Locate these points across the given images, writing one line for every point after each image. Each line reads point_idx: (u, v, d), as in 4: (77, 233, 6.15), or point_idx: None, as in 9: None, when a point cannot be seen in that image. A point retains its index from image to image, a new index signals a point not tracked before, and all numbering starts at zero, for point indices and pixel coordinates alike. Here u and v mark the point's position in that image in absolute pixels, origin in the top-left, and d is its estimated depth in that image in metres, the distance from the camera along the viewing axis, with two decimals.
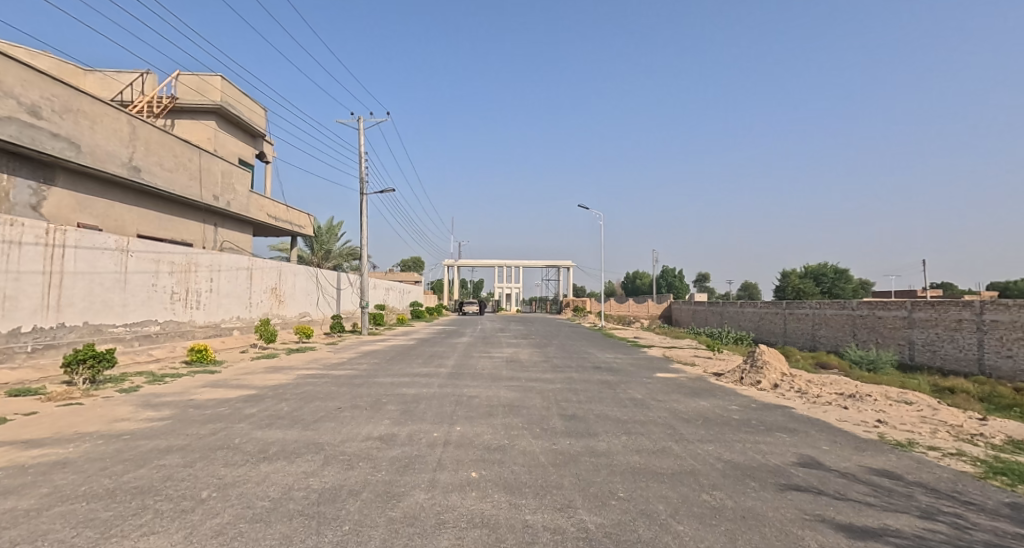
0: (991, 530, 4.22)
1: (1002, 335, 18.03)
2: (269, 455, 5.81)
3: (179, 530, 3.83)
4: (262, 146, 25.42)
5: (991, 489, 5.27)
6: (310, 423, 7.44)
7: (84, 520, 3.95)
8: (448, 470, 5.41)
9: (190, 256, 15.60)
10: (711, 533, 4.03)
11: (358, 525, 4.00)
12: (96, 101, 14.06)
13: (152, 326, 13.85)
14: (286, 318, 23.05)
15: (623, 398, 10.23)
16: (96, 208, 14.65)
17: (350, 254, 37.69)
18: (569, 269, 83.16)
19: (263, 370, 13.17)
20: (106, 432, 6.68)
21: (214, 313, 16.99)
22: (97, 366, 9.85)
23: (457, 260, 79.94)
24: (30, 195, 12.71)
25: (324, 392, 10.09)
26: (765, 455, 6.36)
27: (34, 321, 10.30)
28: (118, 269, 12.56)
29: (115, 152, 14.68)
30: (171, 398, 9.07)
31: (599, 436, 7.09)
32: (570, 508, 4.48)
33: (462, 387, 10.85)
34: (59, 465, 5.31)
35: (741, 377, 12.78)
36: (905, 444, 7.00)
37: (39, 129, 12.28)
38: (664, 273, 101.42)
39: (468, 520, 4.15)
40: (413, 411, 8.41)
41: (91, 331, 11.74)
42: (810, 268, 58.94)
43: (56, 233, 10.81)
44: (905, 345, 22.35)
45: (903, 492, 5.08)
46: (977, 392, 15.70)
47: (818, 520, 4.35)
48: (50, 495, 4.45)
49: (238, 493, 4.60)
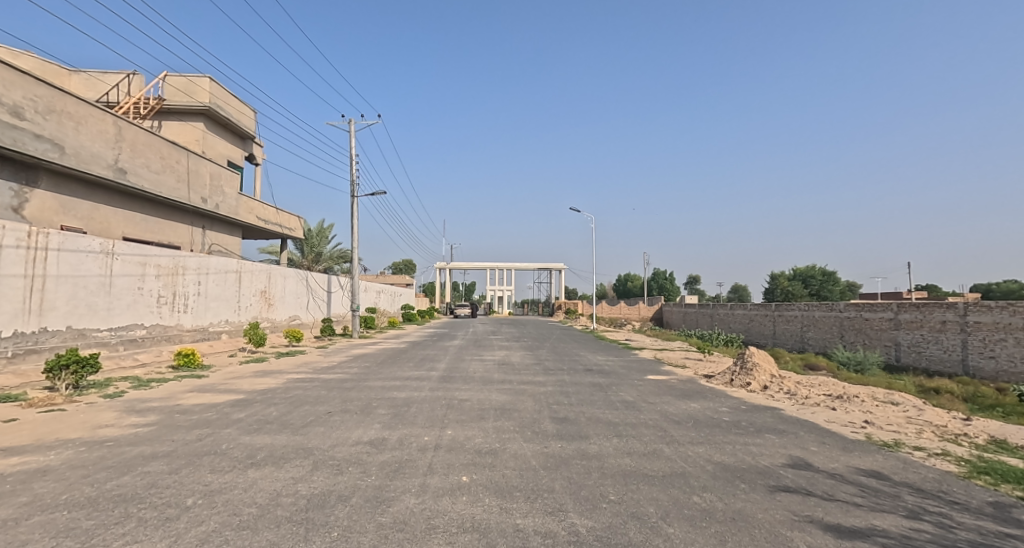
0: (975, 530, 4.24)
1: (985, 336, 18.26)
2: (256, 461, 5.73)
3: (163, 538, 3.76)
4: (251, 147, 25.15)
5: (976, 488, 5.31)
6: (299, 428, 7.35)
7: (65, 529, 3.86)
8: (439, 475, 5.37)
9: (177, 258, 15.42)
10: (702, 536, 4.01)
11: (347, 531, 3.94)
12: (82, 102, 13.93)
13: (137, 331, 13.65)
14: (275, 321, 22.89)
15: (614, 400, 10.24)
16: (81, 210, 14.44)
17: (340, 257, 37.41)
18: (562, 272, 83.56)
19: (252, 374, 13.03)
20: (88, 439, 6.55)
21: (202, 316, 16.79)
22: (80, 371, 9.69)
23: (451, 264, 80.30)
24: (12, 197, 12.51)
25: (313, 396, 10.03)
26: (755, 456, 6.38)
27: (15, 325, 10.13)
28: (102, 273, 12.38)
29: (100, 153, 14.54)
30: (156, 403, 8.96)
31: (591, 439, 7.09)
32: (561, 512, 4.45)
33: (454, 391, 10.81)
34: (39, 473, 5.21)
35: (731, 379, 12.86)
36: (892, 444, 7.06)
37: (21, 130, 12.11)
38: (659, 273, 102.28)
39: (458, 525, 4.11)
40: (404, 415, 8.34)
41: (74, 335, 11.58)
42: (798, 270, 59.98)
43: (39, 236, 10.65)
44: (891, 347, 22.59)
45: (890, 493, 5.10)
46: (961, 392, 15.91)
47: (807, 521, 4.36)
48: (30, 505, 4.34)
49: (225, 500, 4.52)
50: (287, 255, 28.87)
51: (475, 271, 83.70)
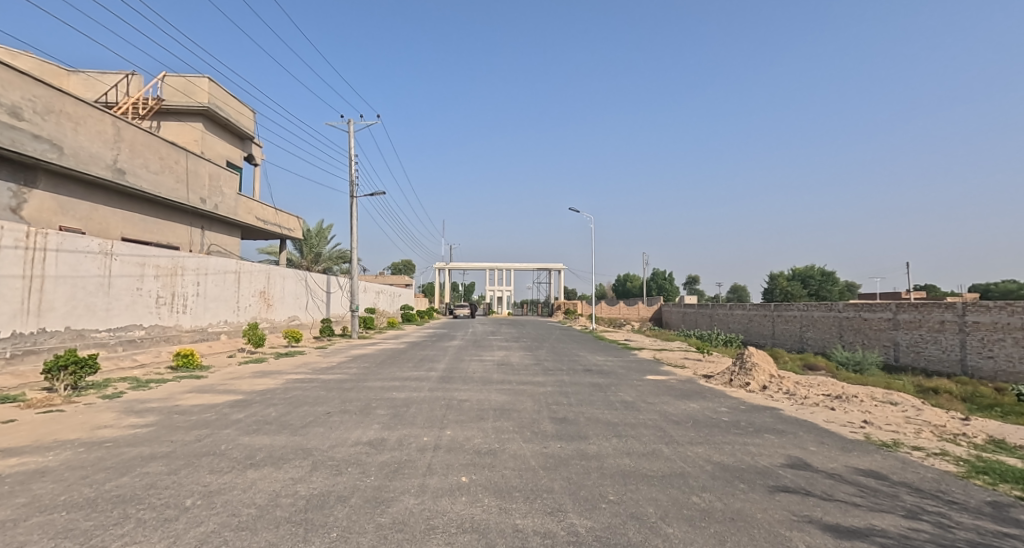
0: (973, 529, 4.25)
1: (983, 336, 18.28)
2: (256, 461, 5.73)
3: (162, 539, 3.75)
4: (250, 148, 25.12)
5: (975, 488, 5.31)
6: (299, 428, 7.34)
7: (63, 530, 3.86)
8: (438, 475, 5.37)
9: (176, 259, 15.41)
10: (701, 536, 4.02)
11: (346, 531, 3.94)
12: (80, 102, 13.91)
13: (136, 331, 13.62)
14: (274, 322, 22.87)
15: (613, 400, 10.24)
16: (79, 211, 14.43)
17: (340, 258, 37.43)
18: (561, 272, 83.60)
19: (251, 375, 13.03)
20: (86, 439, 6.55)
21: (201, 317, 16.77)
22: (79, 372, 9.67)
23: (450, 265, 80.35)
24: (10, 198, 12.50)
25: (313, 397, 10.04)
26: (754, 456, 6.39)
27: (14, 326, 10.12)
28: (101, 273, 12.37)
29: (99, 154, 14.52)
30: (155, 404, 8.94)
31: (590, 439, 7.09)
32: (560, 512, 4.46)
33: (453, 391, 10.81)
34: (38, 474, 5.20)
35: (730, 379, 12.86)
36: (890, 444, 7.07)
37: (20, 131, 12.10)
38: (658, 273, 102.42)
39: (458, 525, 4.12)
40: (403, 415, 8.35)
41: (73, 336, 11.56)
42: (797, 270, 60.04)
43: (37, 237, 10.63)
44: (890, 346, 22.61)
45: (888, 493, 5.10)
46: (959, 392, 15.93)
47: (806, 521, 4.36)
48: (28, 506, 4.33)
49: (224, 500, 4.52)
50: (285, 255, 28.82)
51: (475, 271, 83.70)
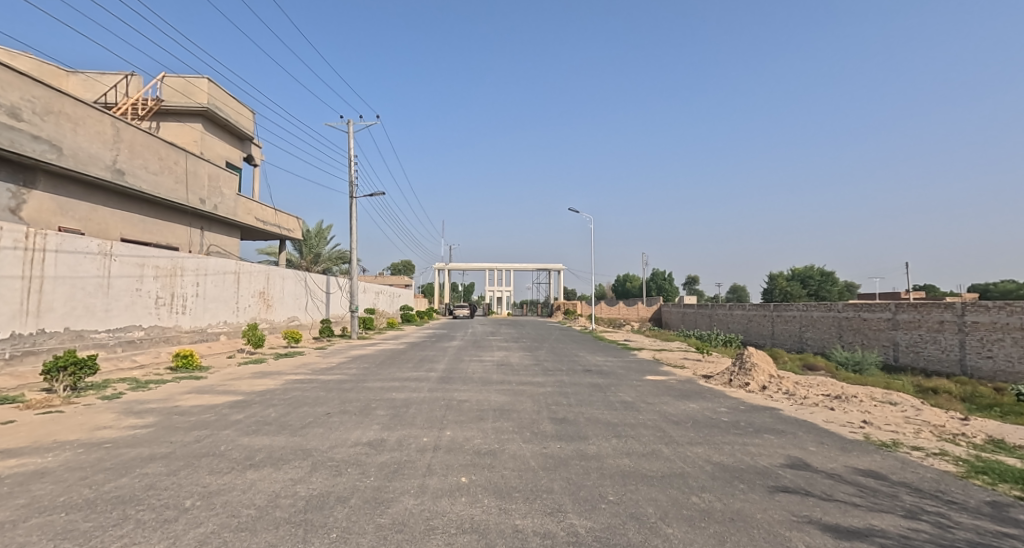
0: (973, 530, 4.25)
1: (982, 336, 18.30)
2: (255, 462, 5.73)
3: (161, 540, 3.74)
4: (249, 148, 25.10)
5: (974, 488, 5.31)
6: (298, 429, 7.34)
7: (62, 531, 3.86)
8: (437, 476, 5.37)
9: (175, 259, 15.41)
10: (701, 536, 4.02)
11: (345, 531, 3.95)
12: (78, 103, 13.89)
13: (135, 332, 13.62)
14: (274, 322, 22.86)
15: (613, 400, 10.24)
16: (79, 212, 14.44)
17: (339, 258, 37.44)
18: (561, 272, 83.61)
19: (251, 375, 13.05)
20: (86, 440, 6.55)
21: (200, 318, 16.77)
22: (78, 373, 9.67)
23: (450, 265, 80.38)
24: (10, 198, 12.50)
25: (312, 397, 10.04)
26: (754, 456, 6.39)
27: (13, 327, 10.12)
28: (100, 274, 12.36)
29: (98, 154, 14.51)
30: (155, 405, 8.94)
31: (589, 439, 7.09)
32: (560, 512, 4.46)
33: (452, 391, 10.81)
34: (37, 475, 5.19)
35: (730, 379, 12.85)
36: (890, 444, 7.07)
37: (19, 131, 12.09)
38: (658, 273, 102.64)
39: (458, 525, 4.12)
40: (403, 415, 8.35)
41: (72, 336, 11.55)
42: (797, 271, 60.07)
43: (37, 237, 10.63)
44: (889, 346, 22.63)
45: (887, 493, 5.11)
46: (958, 392, 15.95)
47: (805, 521, 4.36)
48: (28, 507, 4.33)
49: (223, 501, 4.51)
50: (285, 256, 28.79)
51: (474, 271, 83.71)
